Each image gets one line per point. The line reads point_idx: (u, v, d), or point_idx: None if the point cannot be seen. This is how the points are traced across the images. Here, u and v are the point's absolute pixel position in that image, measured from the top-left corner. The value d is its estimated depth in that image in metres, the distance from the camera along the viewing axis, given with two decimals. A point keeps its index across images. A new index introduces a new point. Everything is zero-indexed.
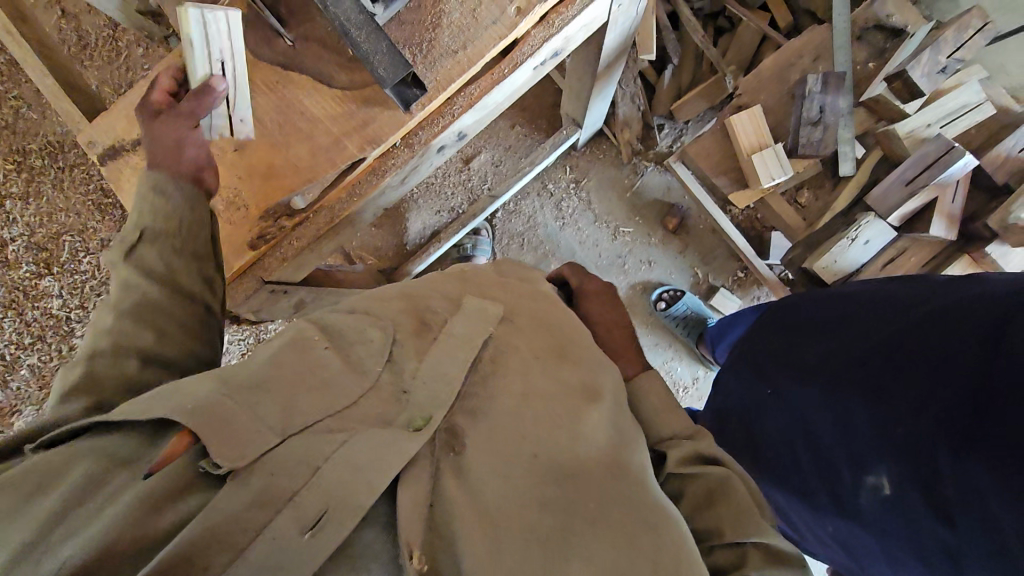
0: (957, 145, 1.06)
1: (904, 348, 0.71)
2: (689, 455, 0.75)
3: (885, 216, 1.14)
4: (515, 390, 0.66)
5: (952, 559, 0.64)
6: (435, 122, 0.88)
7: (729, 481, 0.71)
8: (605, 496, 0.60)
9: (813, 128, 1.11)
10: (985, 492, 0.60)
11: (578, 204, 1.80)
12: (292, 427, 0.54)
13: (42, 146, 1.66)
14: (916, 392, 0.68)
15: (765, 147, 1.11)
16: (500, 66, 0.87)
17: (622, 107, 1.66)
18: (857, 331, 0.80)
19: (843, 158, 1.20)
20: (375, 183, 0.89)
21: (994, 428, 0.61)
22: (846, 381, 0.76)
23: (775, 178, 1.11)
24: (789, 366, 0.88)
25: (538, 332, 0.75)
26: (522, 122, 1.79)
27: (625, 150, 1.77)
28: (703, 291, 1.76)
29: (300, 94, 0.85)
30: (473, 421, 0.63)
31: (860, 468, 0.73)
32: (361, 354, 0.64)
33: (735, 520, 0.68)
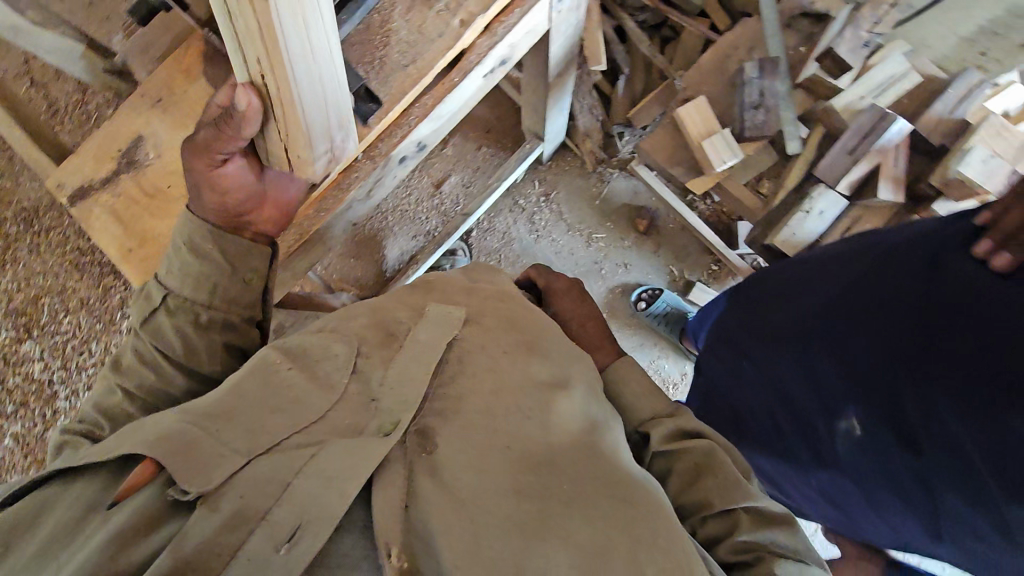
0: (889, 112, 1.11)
1: (850, 298, 0.76)
2: (672, 433, 0.78)
3: (834, 185, 1.15)
4: (486, 387, 0.65)
5: (927, 486, 0.68)
6: (394, 133, 0.91)
7: (712, 453, 0.75)
8: (581, 480, 0.59)
9: (756, 112, 1.17)
10: (946, 418, 0.64)
11: (549, 216, 1.85)
12: (258, 448, 0.56)
13: (16, 212, 1.68)
14: (867, 335, 0.73)
15: (713, 133, 1.16)
16: (450, 76, 0.91)
17: (581, 119, 1.73)
18: (806, 291, 0.84)
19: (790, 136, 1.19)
20: (340, 197, 0.91)
21: (947, 357, 0.65)
22: (813, 336, 0.79)
23: (726, 161, 1.15)
24: (757, 333, 0.89)
25: (505, 330, 0.73)
26: (488, 143, 1.85)
27: (589, 159, 1.83)
28: (680, 287, 1.80)
29: None
30: (443, 420, 0.62)
31: (834, 417, 0.76)
32: (329, 369, 0.65)
33: (722, 490, 0.71)
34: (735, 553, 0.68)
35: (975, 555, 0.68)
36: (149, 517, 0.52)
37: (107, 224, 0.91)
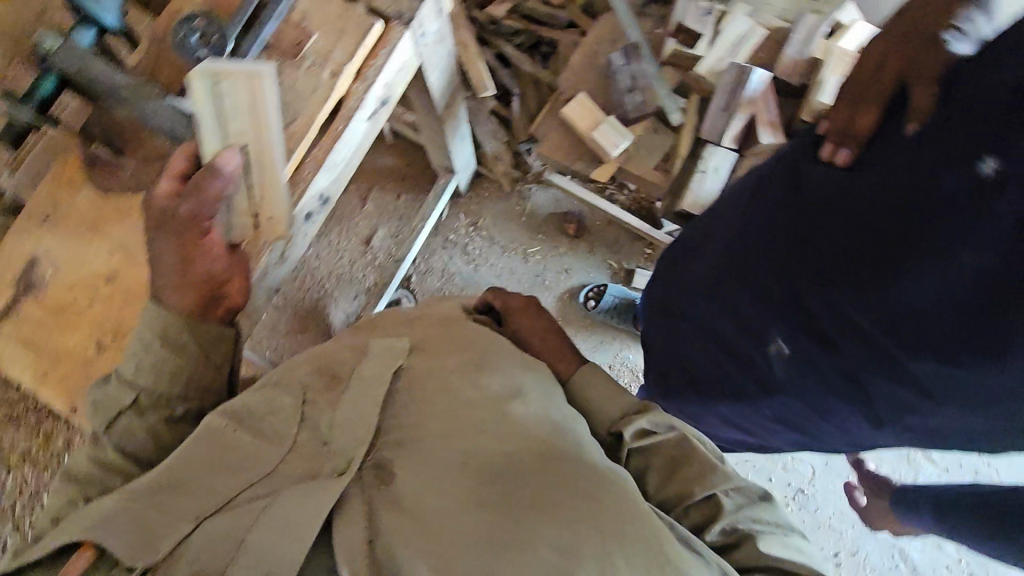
0: (745, 64, 1.15)
1: (748, 236, 0.87)
2: (642, 429, 0.77)
3: (719, 142, 1.19)
4: (436, 409, 0.69)
5: (853, 378, 0.78)
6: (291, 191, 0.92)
7: (688, 446, 0.76)
8: (549, 481, 0.61)
9: (633, 94, 1.23)
10: (843, 310, 0.75)
11: (482, 243, 1.88)
12: (206, 512, 0.62)
13: None
14: (770, 263, 0.83)
15: (600, 123, 1.22)
16: (334, 124, 0.94)
17: (488, 145, 1.78)
18: (715, 243, 0.95)
19: (671, 109, 1.24)
20: (254, 266, 0.90)
21: (825, 257, 0.76)
22: (726, 278, 0.91)
23: (618, 145, 1.22)
24: (684, 293, 1.01)
25: (449, 351, 0.77)
26: (405, 190, 1.89)
27: (505, 180, 1.87)
28: (622, 277, 1.85)
29: None
30: (396, 452, 0.66)
31: (763, 343, 0.87)
32: (277, 424, 0.70)
33: (698, 476, 0.73)
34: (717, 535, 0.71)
35: (906, 420, 0.79)
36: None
37: (16, 350, 0.88)
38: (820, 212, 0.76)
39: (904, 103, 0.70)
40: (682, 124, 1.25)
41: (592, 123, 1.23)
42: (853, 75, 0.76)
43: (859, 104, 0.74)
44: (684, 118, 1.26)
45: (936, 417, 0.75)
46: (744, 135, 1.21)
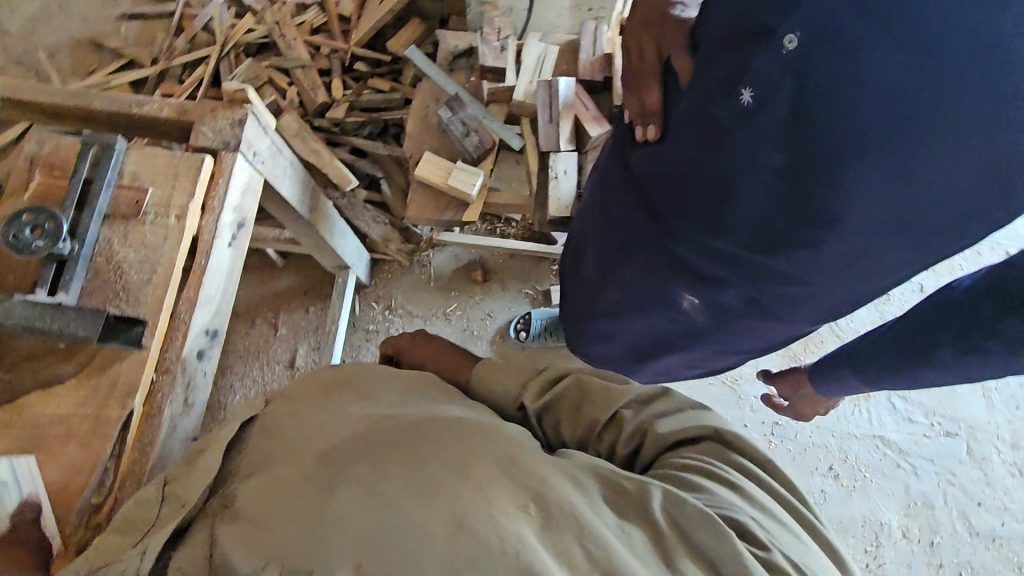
0: (552, 78, 1.31)
1: (619, 223, 0.96)
2: (540, 388, 0.86)
3: (557, 148, 1.29)
4: (289, 435, 0.72)
5: (756, 296, 0.88)
6: (174, 337, 0.92)
7: (580, 382, 0.86)
8: (385, 450, 0.64)
9: (469, 136, 1.32)
10: (715, 255, 0.85)
11: (403, 320, 1.91)
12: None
13: None
14: (646, 237, 0.92)
15: (450, 171, 1.29)
16: (196, 261, 0.95)
17: (371, 231, 1.85)
18: (595, 241, 1.04)
19: (508, 137, 1.36)
20: (158, 423, 0.87)
21: (675, 223, 0.85)
22: (619, 268, 1.01)
23: (474, 184, 1.28)
24: (595, 289, 1.11)
25: (308, 389, 0.81)
26: (310, 302, 1.89)
27: (401, 256, 1.92)
28: (541, 299, 1.91)
29: (38, 408, 0.85)
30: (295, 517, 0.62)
31: (678, 298, 0.98)
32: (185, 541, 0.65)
33: (602, 403, 0.83)
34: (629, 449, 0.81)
35: (813, 307, 0.89)
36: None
37: None
38: (653, 189, 0.85)
39: (669, 73, 0.77)
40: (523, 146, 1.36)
41: (444, 173, 1.31)
42: (625, 65, 0.83)
43: (639, 87, 0.80)
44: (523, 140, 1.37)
45: (831, 293, 0.85)
46: (577, 136, 1.31)
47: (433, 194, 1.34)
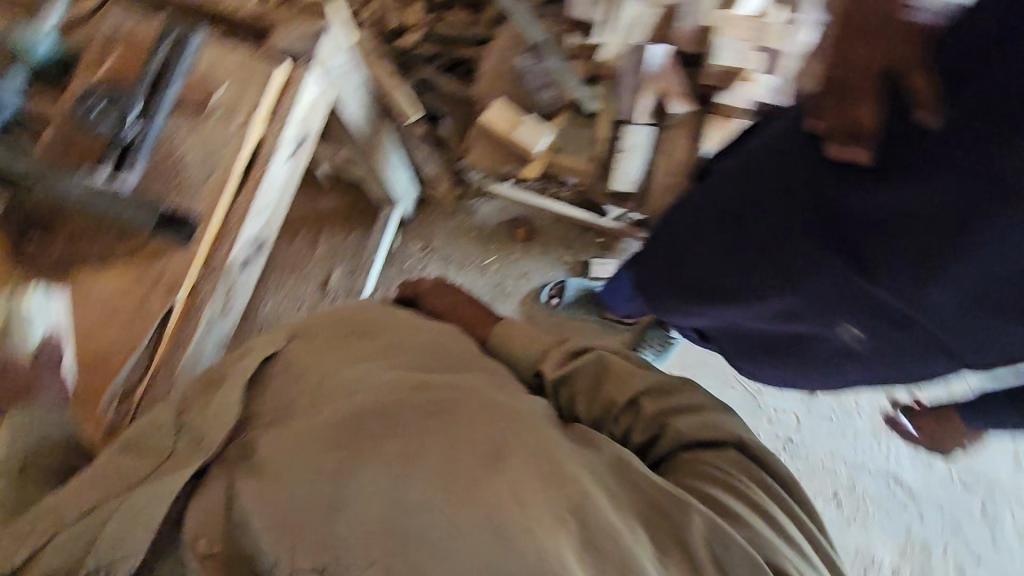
0: (640, 43, 1.23)
1: (761, 244, 0.87)
2: (562, 359, 0.80)
3: (635, 119, 1.25)
4: (311, 383, 0.74)
5: (933, 335, 0.83)
6: (222, 242, 0.92)
7: (603, 359, 0.78)
8: (410, 428, 0.64)
9: (548, 90, 1.29)
10: (919, 291, 0.77)
11: (438, 263, 1.90)
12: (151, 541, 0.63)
13: None
14: (797, 264, 0.85)
15: (521, 122, 1.27)
16: (254, 171, 0.95)
17: (424, 168, 1.78)
18: (714, 251, 0.95)
19: (585, 99, 1.30)
20: (195, 322, 0.89)
21: (881, 248, 0.76)
22: (763, 287, 0.91)
23: (544, 140, 1.26)
24: (712, 300, 1.01)
25: (334, 331, 0.83)
26: (351, 227, 1.89)
27: (447, 200, 1.90)
28: (579, 269, 1.88)
29: (90, 285, 0.89)
30: (278, 431, 0.67)
31: (832, 326, 0.90)
32: (195, 432, 0.71)
33: (620, 385, 0.76)
34: (644, 434, 0.74)
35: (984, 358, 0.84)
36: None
37: None
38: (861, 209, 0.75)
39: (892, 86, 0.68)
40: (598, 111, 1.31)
41: (510, 125, 1.27)
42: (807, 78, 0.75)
43: (843, 99, 0.70)
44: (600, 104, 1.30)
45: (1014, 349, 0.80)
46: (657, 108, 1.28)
47: (495, 144, 1.31)
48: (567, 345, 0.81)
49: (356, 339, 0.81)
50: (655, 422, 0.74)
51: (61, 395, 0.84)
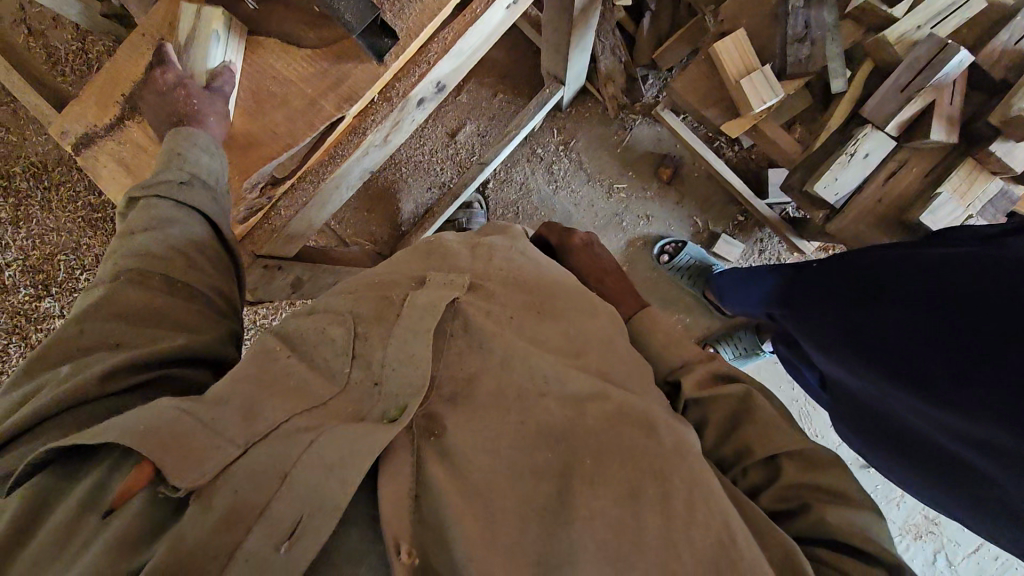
0: (949, 42, 0.98)
1: (936, 335, 0.76)
2: (705, 378, 0.75)
3: (883, 126, 1.07)
4: (502, 334, 0.65)
5: None
6: (411, 72, 0.85)
7: (750, 397, 0.72)
8: (599, 446, 0.57)
9: (801, 45, 1.10)
10: None
11: (570, 165, 1.77)
12: (254, 437, 0.54)
13: (26, 168, 1.60)
14: (950, 373, 0.74)
15: (754, 71, 1.08)
16: (472, 8, 0.84)
17: (602, 61, 1.63)
18: (886, 313, 0.85)
19: (833, 75, 1.13)
20: (357, 142, 0.87)
21: None
22: (962, 389, 0.72)
23: (767, 102, 1.08)
24: (887, 378, 0.83)
25: (513, 292, 0.71)
26: (503, 89, 1.76)
27: (611, 105, 1.72)
28: (705, 239, 1.73)
29: (272, 58, 0.84)
30: (454, 407, 0.60)
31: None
32: (328, 356, 0.64)
33: (763, 437, 0.70)
34: (778, 502, 0.67)
35: None
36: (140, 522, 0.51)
37: (115, 172, 0.87)
38: None
39: None
40: (841, 92, 1.16)
41: (743, 69, 1.10)
42: None
43: None
44: (846, 86, 1.15)
45: None
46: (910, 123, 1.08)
47: (714, 80, 1.15)
48: (715, 369, 0.77)
49: (523, 313, 0.69)
50: (800, 492, 0.67)
51: (217, 139, 0.79)
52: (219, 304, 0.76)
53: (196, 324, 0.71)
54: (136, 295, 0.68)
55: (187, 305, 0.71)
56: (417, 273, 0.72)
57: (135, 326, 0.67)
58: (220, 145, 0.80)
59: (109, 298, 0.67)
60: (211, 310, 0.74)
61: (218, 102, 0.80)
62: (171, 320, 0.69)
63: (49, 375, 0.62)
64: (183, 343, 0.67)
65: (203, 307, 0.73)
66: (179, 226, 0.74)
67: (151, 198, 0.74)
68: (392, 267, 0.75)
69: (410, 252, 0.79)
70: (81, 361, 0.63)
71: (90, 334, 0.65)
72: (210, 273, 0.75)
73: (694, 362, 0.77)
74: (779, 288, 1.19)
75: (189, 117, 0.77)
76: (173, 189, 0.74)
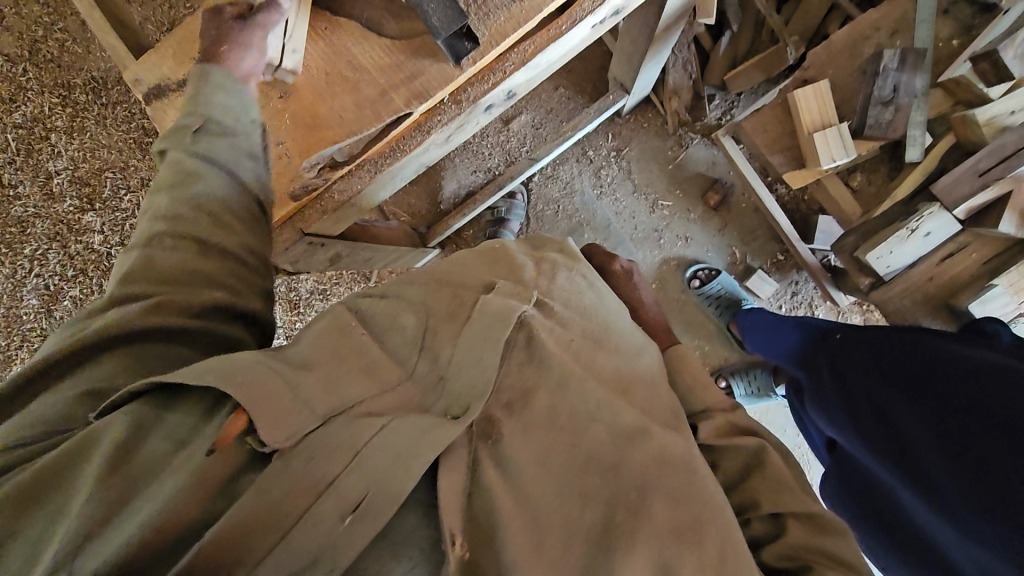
0: None
1: (948, 441, 0.74)
2: (725, 425, 0.76)
3: (952, 208, 1.18)
4: (566, 352, 0.65)
5: None
6: (485, 78, 0.84)
7: (764, 451, 0.71)
8: (649, 477, 0.58)
9: (884, 109, 1.17)
10: None
11: (617, 173, 1.74)
12: (334, 410, 0.54)
13: (86, 81, 1.57)
14: (952, 482, 0.72)
15: (829, 126, 1.20)
16: (558, 22, 0.82)
17: (672, 74, 1.60)
18: (905, 406, 0.83)
19: (911, 143, 1.23)
20: (420, 140, 0.87)
21: None
22: (934, 471, 0.75)
23: (836, 160, 1.20)
24: (874, 453, 0.86)
25: (575, 318, 0.70)
26: (566, 84, 1.73)
27: (671, 118, 1.69)
28: (740, 272, 1.71)
29: (351, 43, 0.84)
30: (510, 413, 0.59)
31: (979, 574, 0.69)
32: (398, 341, 0.63)
33: (774, 490, 0.68)
34: (781, 560, 0.65)
35: None
36: (225, 467, 0.49)
37: None
38: None
39: None
40: (916, 162, 1.24)
41: (819, 122, 1.21)
42: None
43: None
44: (922, 157, 1.24)
45: None
46: (982, 208, 1.17)
47: (789, 129, 1.27)
48: (734, 418, 0.77)
49: (582, 339, 0.68)
50: (801, 554, 0.64)
51: (240, 74, 0.76)
52: (276, 260, 0.76)
53: (250, 275, 0.71)
54: (198, 237, 0.68)
55: (253, 270, 0.72)
56: (488, 279, 0.71)
57: (206, 277, 0.66)
58: (244, 83, 0.77)
59: (175, 236, 0.67)
60: (271, 273, 0.75)
61: (281, 27, 0.78)
62: (236, 279, 0.69)
63: (120, 302, 0.62)
64: (243, 301, 0.68)
65: (265, 273, 0.74)
66: (242, 192, 0.73)
67: (220, 140, 0.73)
68: (461, 270, 0.73)
69: (474, 254, 0.77)
70: (153, 295, 0.63)
71: (154, 266, 0.65)
72: (269, 229, 0.75)
73: (722, 411, 0.78)
74: (806, 347, 1.16)
75: (231, 49, 0.76)
76: (242, 140, 0.74)
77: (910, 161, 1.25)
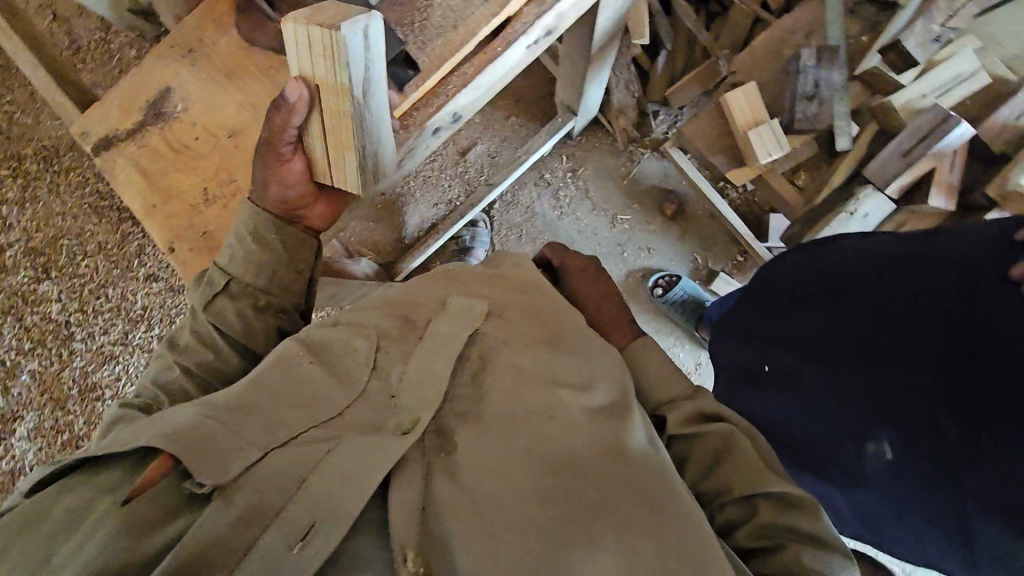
0: (952, 115, 1.16)
1: (952, 313, 0.65)
2: (689, 417, 0.73)
3: (884, 187, 1.25)
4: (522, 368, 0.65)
5: (961, 518, 0.64)
6: (430, 102, 0.87)
7: (733, 436, 0.68)
8: (605, 480, 0.58)
9: (809, 102, 1.27)
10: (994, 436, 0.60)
11: (575, 193, 1.79)
12: (275, 441, 0.55)
13: (36, 151, 1.60)
14: (946, 355, 0.65)
15: (763, 124, 1.27)
16: (493, 45, 0.87)
17: (615, 95, 1.69)
18: (905, 278, 0.71)
19: (839, 133, 1.29)
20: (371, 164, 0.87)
21: (987, 362, 0.61)
22: (840, 341, 0.77)
23: (773, 154, 1.26)
24: (783, 339, 0.87)
25: (530, 325, 0.72)
26: (517, 113, 1.80)
27: (621, 137, 1.77)
28: (703, 277, 1.76)
29: None
30: (464, 423, 0.60)
31: (861, 435, 0.73)
32: (350, 364, 0.64)
33: (744, 477, 0.65)
34: (755, 540, 0.63)
35: None
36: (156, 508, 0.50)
37: (132, 176, 0.89)
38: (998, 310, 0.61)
39: None
40: (846, 149, 1.30)
41: (753, 122, 1.28)
42: None
43: None
44: (851, 145, 1.30)
45: None
46: (911, 186, 1.26)
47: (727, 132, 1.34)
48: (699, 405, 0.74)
49: (534, 334, 0.70)
50: (773, 533, 0.63)
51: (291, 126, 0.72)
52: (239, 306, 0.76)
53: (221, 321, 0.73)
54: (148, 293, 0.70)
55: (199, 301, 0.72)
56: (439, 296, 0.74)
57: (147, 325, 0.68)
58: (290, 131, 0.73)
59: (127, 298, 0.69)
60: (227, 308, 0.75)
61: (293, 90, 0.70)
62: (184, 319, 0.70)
63: None
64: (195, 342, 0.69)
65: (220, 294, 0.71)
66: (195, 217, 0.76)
67: None
68: (409, 291, 0.76)
69: (425, 280, 0.79)
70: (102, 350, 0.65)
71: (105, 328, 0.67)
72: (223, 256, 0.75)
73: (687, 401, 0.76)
74: None
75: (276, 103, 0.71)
76: None
77: (840, 151, 1.32)
